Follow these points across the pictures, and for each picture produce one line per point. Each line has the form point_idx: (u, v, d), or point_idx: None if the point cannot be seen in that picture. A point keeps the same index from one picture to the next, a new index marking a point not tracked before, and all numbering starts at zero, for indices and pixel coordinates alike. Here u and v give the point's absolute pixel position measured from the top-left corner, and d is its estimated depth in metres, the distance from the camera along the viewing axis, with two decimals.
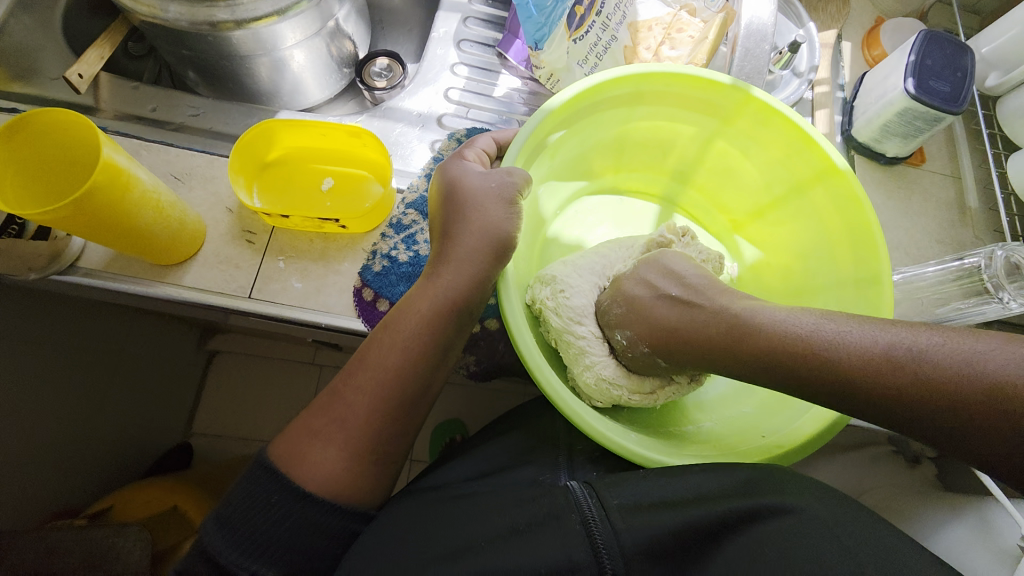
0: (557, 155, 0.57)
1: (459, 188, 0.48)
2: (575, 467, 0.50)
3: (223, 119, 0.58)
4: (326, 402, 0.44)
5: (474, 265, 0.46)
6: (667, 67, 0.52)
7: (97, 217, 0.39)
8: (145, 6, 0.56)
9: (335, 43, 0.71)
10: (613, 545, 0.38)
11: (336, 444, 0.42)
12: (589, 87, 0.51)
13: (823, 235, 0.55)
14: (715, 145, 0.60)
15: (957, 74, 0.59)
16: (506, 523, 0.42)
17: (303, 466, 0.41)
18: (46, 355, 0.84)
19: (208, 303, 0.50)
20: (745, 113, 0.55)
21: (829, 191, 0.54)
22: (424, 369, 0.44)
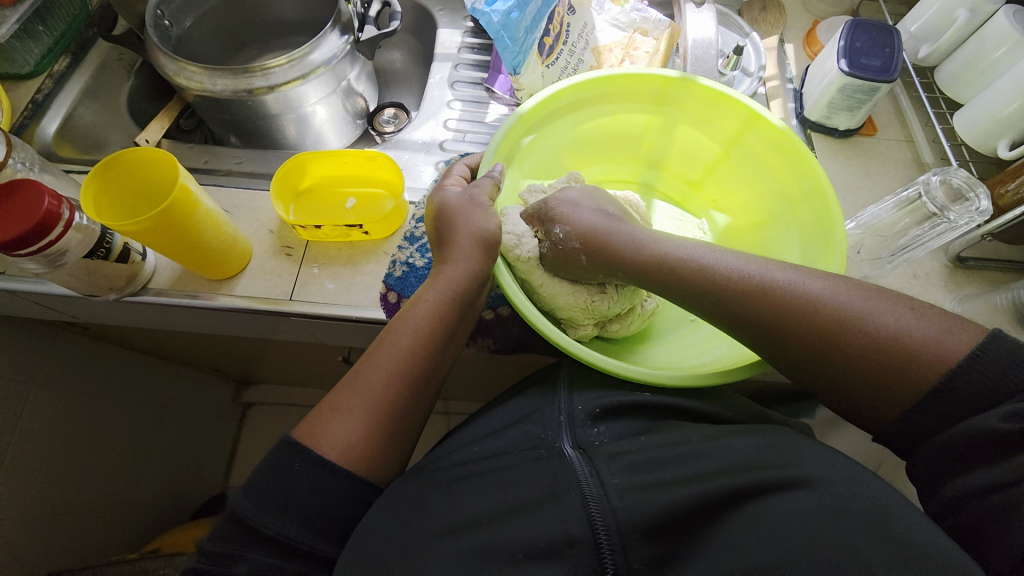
0: (529, 159, 0.68)
1: (448, 206, 0.56)
2: (576, 424, 0.51)
3: (262, 163, 0.70)
4: (346, 382, 0.49)
5: (471, 263, 0.54)
6: (604, 72, 0.64)
7: (171, 230, 0.49)
8: (196, 82, 0.70)
9: (349, 100, 0.84)
10: (610, 521, 0.40)
11: (356, 417, 0.47)
12: (551, 94, 0.63)
13: (773, 173, 0.65)
14: (667, 129, 0.71)
15: (885, 51, 0.68)
16: (508, 500, 0.44)
17: (326, 438, 0.46)
18: (105, 402, 0.92)
19: (255, 308, 0.58)
20: (682, 97, 0.66)
21: (765, 139, 0.64)
22: (432, 356, 0.51)
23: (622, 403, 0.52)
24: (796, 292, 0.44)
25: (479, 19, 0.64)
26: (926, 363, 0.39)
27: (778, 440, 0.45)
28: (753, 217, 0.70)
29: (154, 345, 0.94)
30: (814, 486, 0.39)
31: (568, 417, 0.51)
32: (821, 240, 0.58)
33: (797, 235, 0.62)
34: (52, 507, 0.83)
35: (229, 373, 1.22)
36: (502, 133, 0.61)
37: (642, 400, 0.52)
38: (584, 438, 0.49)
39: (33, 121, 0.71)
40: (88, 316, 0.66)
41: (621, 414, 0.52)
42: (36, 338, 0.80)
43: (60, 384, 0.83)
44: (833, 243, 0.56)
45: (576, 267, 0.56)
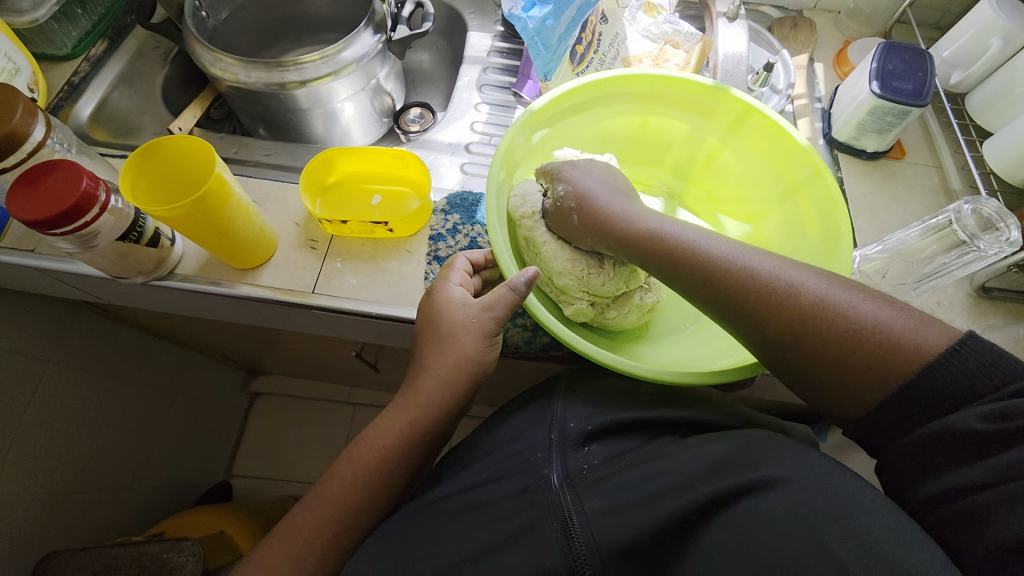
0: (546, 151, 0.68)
1: (440, 317, 0.51)
2: (564, 448, 0.50)
3: (290, 156, 0.71)
4: (292, 516, 0.49)
5: (439, 399, 0.50)
6: (641, 69, 0.64)
7: (202, 218, 0.50)
8: (230, 73, 0.71)
9: (377, 98, 0.85)
10: (590, 549, 0.40)
11: (294, 558, 0.46)
12: (568, 90, 0.63)
13: (780, 178, 0.65)
14: (680, 132, 0.71)
15: (917, 74, 0.67)
16: (495, 531, 0.45)
17: (288, 533, 0.47)
18: (118, 384, 0.93)
19: (278, 299, 0.58)
20: (695, 98, 0.66)
21: (800, 170, 0.63)
22: (386, 486, 0.49)
23: (612, 420, 0.52)
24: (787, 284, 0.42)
25: (515, 25, 0.66)
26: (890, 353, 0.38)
27: (762, 443, 0.43)
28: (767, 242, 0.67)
29: (170, 330, 0.96)
30: (785, 489, 0.38)
31: (557, 437, 0.51)
32: (828, 238, 0.59)
33: (802, 237, 0.63)
34: (61, 485, 0.84)
35: (240, 361, 1.23)
36: (518, 124, 0.61)
37: (630, 416, 0.52)
38: (574, 466, 0.48)
39: (67, 103, 0.72)
40: (112, 297, 0.67)
41: (611, 432, 0.51)
42: (57, 316, 0.81)
43: (76, 363, 0.84)
44: (838, 243, 0.57)
45: (570, 232, 0.58)
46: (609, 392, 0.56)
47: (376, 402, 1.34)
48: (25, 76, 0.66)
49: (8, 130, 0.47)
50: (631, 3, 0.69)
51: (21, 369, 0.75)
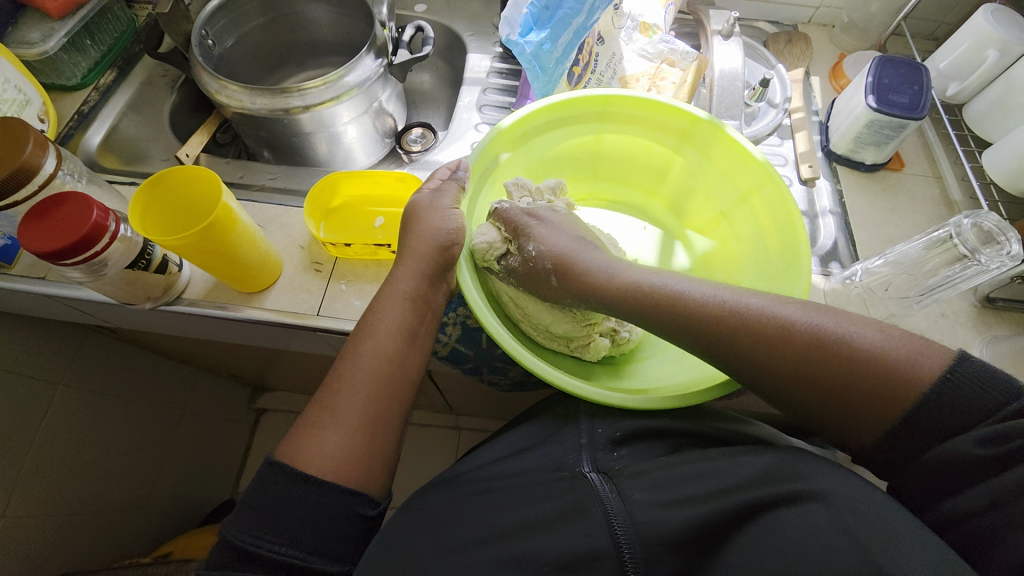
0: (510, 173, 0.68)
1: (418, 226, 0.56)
2: (596, 447, 0.51)
3: (294, 179, 0.72)
4: (319, 401, 0.49)
5: (427, 257, 0.55)
6: (624, 91, 0.64)
7: (210, 246, 0.51)
8: (236, 101, 0.72)
9: (379, 120, 0.86)
10: (633, 536, 0.41)
11: (330, 431, 0.47)
12: (528, 113, 0.64)
13: (737, 186, 0.66)
14: (661, 155, 0.71)
15: (913, 88, 0.68)
16: (533, 513, 0.45)
17: (304, 454, 0.46)
18: (126, 405, 0.94)
19: (283, 322, 0.59)
20: (680, 126, 0.66)
21: (767, 201, 0.62)
22: (401, 361, 0.52)
23: (643, 426, 0.52)
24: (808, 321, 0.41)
25: (512, 50, 0.66)
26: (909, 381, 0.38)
27: (801, 454, 0.43)
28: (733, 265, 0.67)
29: (177, 350, 0.96)
30: (829, 499, 0.38)
31: (589, 440, 0.52)
32: (789, 255, 0.59)
33: (760, 236, 0.64)
34: (70, 507, 0.84)
35: (245, 379, 1.23)
36: (480, 149, 0.62)
37: (666, 425, 0.53)
38: (603, 462, 0.49)
39: (77, 132, 0.74)
40: (120, 321, 0.68)
41: (644, 435, 0.52)
42: (65, 340, 0.82)
43: (85, 386, 0.85)
44: (798, 255, 0.58)
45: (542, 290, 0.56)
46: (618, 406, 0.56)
47: None
48: (35, 107, 0.68)
49: (18, 164, 0.49)
50: (627, 25, 0.69)
51: (30, 394, 0.76)
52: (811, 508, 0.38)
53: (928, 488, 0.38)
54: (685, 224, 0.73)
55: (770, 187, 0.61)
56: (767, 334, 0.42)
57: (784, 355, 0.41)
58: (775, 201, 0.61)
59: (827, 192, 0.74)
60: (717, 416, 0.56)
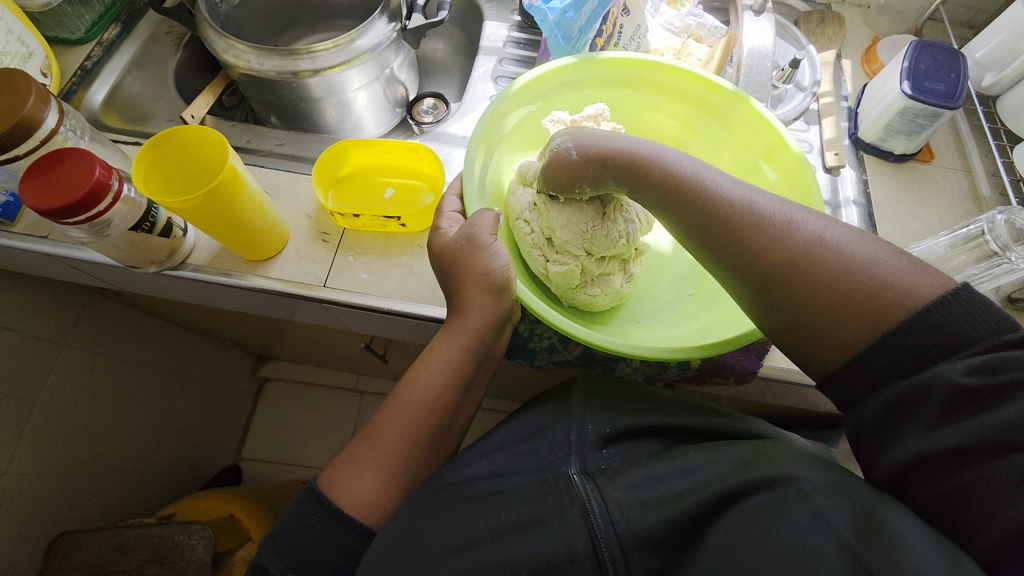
0: (520, 136, 0.66)
1: (462, 260, 0.52)
2: (584, 445, 0.51)
3: (302, 146, 0.70)
4: (363, 437, 0.51)
5: (488, 309, 0.52)
6: (647, 54, 0.62)
7: (215, 209, 0.49)
8: (243, 61, 0.70)
9: (390, 88, 0.83)
10: (611, 535, 0.41)
11: (369, 472, 0.49)
12: (543, 72, 0.62)
13: (680, 104, 0.66)
14: (601, 109, 0.68)
15: (951, 75, 0.65)
16: (512, 517, 0.46)
17: (344, 490, 0.48)
18: (130, 368, 0.94)
19: (288, 292, 0.58)
20: (611, 74, 0.64)
21: (786, 171, 0.59)
22: (450, 406, 0.52)
23: (635, 422, 0.52)
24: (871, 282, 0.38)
25: (534, 17, 0.64)
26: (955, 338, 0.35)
27: (791, 453, 0.43)
28: None
29: (179, 316, 0.96)
30: (798, 484, 0.38)
31: (578, 437, 0.52)
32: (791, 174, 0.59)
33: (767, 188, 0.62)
34: (72, 467, 0.85)
35: (248, 347, 1.24)
36: (496, 108, 0.60)
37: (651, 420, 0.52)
38: (593, 464, 0.49)
39: (81, 88, 0.71)
40: (124, 284, 0.67)
41: (631, 435, 0.51)
42: (69, 300, 0.82)
43: (89, 348, 0.85)
44: None
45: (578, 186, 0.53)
46: (625, 399, 0.56)
47: (380, 391, 1.35)
48: (38, 60, 0.65)
49: (20, 117, 0.47)
50: None
51: (37, 354, 0.76)
52: (793, 497, 0.37)
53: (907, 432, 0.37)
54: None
55: (790, 157, 0.59)
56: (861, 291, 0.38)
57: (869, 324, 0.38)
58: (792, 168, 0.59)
59: (852, 181, 0.71)
60: (725, 414, 0.56)
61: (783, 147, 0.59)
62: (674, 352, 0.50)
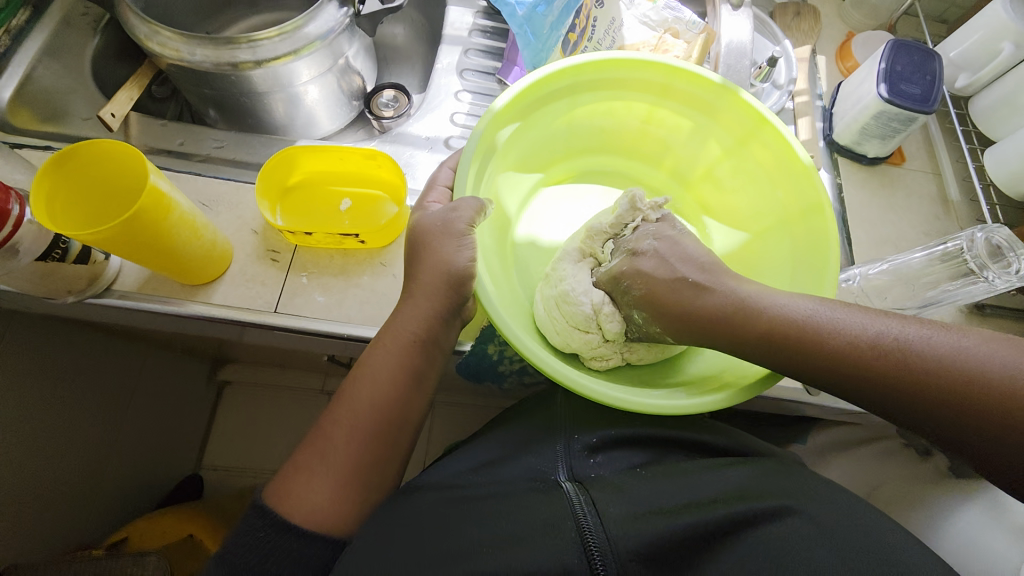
0: (511, 154, 0.60)
1: (422, 239, 0.50)
2: (572, 454, 0.51)
3: (245, 149, 0.63)
4: (311, 439, 0.47)
5: (435, 297, 0.48)
6: (633, 53, 0.56)
7: (140, 237, 0.42)
8: (172, 50, 0.61)
9: (344, 78, 0.76)
10: (608, 552, 0.40)
11: (316, 475, 0.45)
12: (526, 86, 0.55)
13: (684, 107, 0.61)
14: (638, 113, 0.63)
15: (926, 78, 0.64)
16: (501, 525, 0.44)
17: (290, 499, 0.44)
18: (68, 388, 0.86)
19: (235, 319, 0.52)
20: (658, 81, 0.59)
21: (798, 187, 0.57)
22: (401, 402, 0.48)
23: (624, 433, 0.53)
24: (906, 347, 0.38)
25: (502, 10, 0.60)
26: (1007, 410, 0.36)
27: (780, 471, 0.47)
28: (757, 231, 0.62)
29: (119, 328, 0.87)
30: (807, 517, 0.41)
31: (565, 447, 0.52)
32: (809, 216, 0.56)
33: (771, 193, 0.60)
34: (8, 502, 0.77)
35: (202, 354, 1.15)
36: (480, 134, 0.53)
37: (637, 430, 0.53)
38: (580, 471, 0.50)
39: None
40: (41, 309, 0.59)
41: (621, 444, 0.52)
42: None
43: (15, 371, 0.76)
44: (827, 254, 0.53)
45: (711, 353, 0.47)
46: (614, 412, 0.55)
47: None
48: None
49: None
50: None
51: None
52: (789, 524, 0.40)
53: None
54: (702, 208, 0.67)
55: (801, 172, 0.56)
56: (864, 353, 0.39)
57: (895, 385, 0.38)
58: (805, 186, 0.56)
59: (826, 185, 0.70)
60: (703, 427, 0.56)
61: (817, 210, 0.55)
62: (681, 407, 0.47)
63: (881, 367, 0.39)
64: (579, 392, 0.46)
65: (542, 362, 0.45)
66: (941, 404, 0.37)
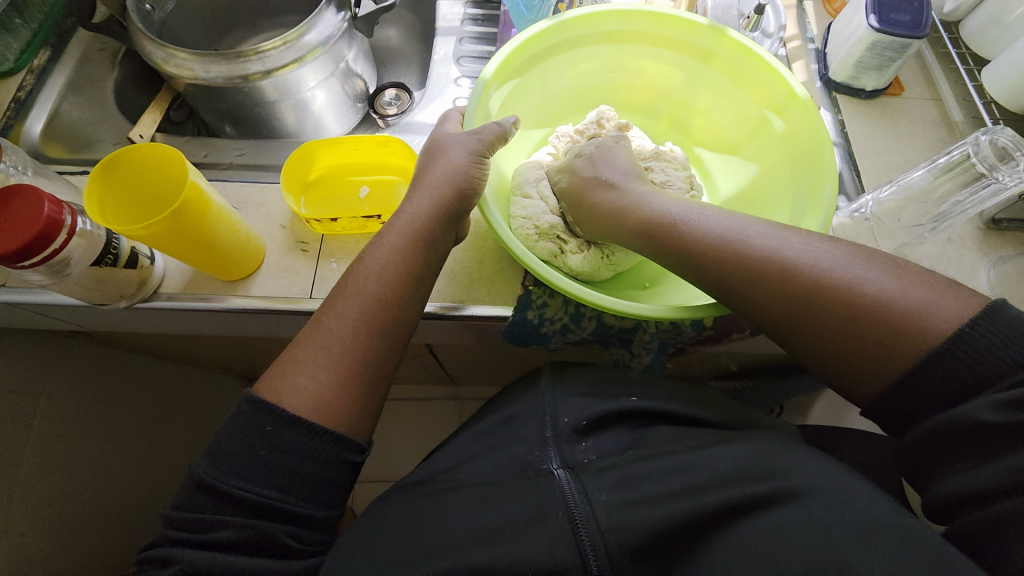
0: (507, 116, 0.62)
1: (438, 144, 0.55)
2: (561, 442, 0.50)
3: (264, 154, 0.66)
4: (310, 336, 0.47)
5: (440, 198, 0.52)
6: (609, 4, 0.58)
7: (183, 231, 0.46)
8: (188, 70, 0.65)
9: (348, 82, 0.80)
10: (599, 545, 0.39)
11: (322, 368, 0.45)
12: (513, 49, 0.57)
13: (670, 53, 0.62)
14: (627, 65, 0.65)
15: (914, 4, 0.64)
16: (495, 517, 0.43)
17: (290, 391, 0.44)
18: (119, 409, 0.90)
19: (274, 308, 0.55)
20: (640, 29, 0.61)
21: (788, 113, 0.57)
22: (402, 304, 0.49)
23: (608, 413, 0.51)
24: (753, 244, 0.45)
25: None
26: (870, 315, 0.39)
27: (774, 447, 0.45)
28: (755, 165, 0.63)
29: (159, 347, 0.91)
30: (796, 495, 0.38)
31: (554, 435, 0.50)
32: (804, 139, 0.56)
33: (761, 123, 0.61)
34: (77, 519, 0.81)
35: (238, 369, 1.20)
36: (476, 98, 0.55)
37: (624, 407, 0.52)
38: (571, 458, 0.48)
39: (17, 122, 0.64)
40: (95, 324, 0.62)
41: (606, 424, 0.51)
42: (41, 347, 0.77)
43: (71, 393, 0.81)
44: (824, 171, 0.53)
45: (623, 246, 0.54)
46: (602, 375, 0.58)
47: None
48: None
49: None
50: None
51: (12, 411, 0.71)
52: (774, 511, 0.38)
53: (926, 461, 0.38)
54: (690, 139, 0.70)
55: (792, 99, 0.56)
56: (732, 256, 0.45)
57: (765, 284, 0.43)
58: (797, 113, 0.56)
59: (829, 122, 0.71)
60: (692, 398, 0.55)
61: (794, 100, 0.56)
62: (683, 310, 0.50)
63: (756, 267, 0.44)
64: (580, 296, 0.49)
65: (540, 270, 0.49)
66: (804, 298, 0.42)
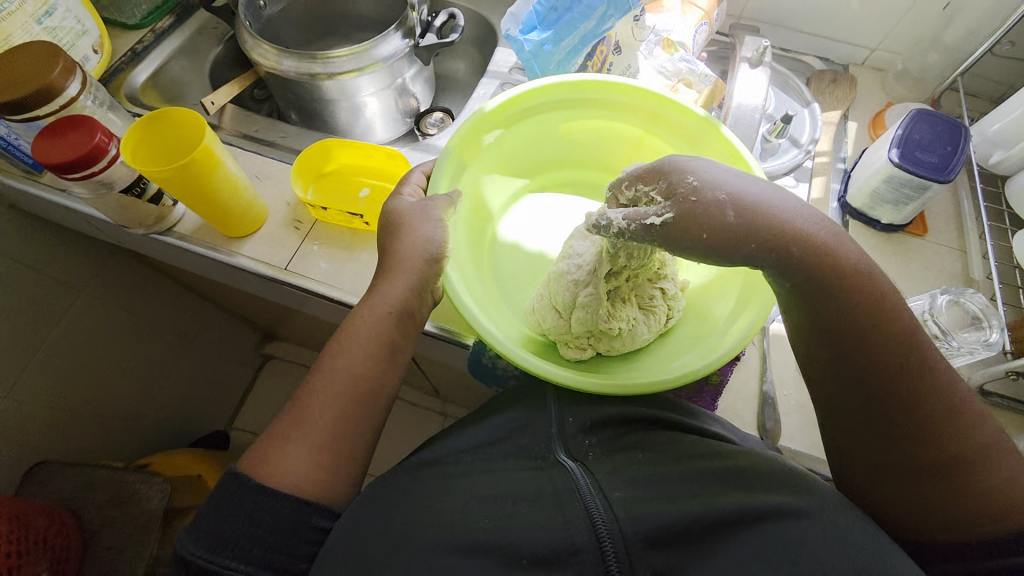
0: (494, 154, 0.67)
1: (399, 212, 0.56)
2: (566, 435, 0.51)
3: (302, 140, 0.76)
4: (290, 413, 0.48)
5: (413, 276, 0.53)
6: (611, 77, 0.63)
7: (189, 182, 0.54)
8: (268, 60, 0.77)
9: (401, 98, 0.89)
10: (617, 535, 0.39)
11: (299, 443, 0.46)
12: (512, 95, 0.63)
13: (664, 130, 0.65)
14: (624, 135, 0.68)
15: (947, 148, 0.62)
16: (508, 506, 0.45)
17: (272, 467, 0.44)
18: (139, 322, 1.03)
19: (254, 269, 0.63)
20: (644, 106, 0.64)
21: None
22: (378, 372, 0.50)
23: (612, 416, 0.53)
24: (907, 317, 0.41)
25: (511, 46, 0.67)
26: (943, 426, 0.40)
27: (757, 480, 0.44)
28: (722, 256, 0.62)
29: (188, 280, 1.04)
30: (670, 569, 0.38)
31: (559, 430, 0.52)
32: None
33: None
34: (73, 404, 0.93)
35: (252, 322, 1.31)
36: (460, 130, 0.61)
37: (617, 412, 0.53)
38: (577, 450, 0.49)
39: (127, 66, 0.79)
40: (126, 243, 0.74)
41: (613, 425, 0.52)
42: (95, 251, 0.91)
43: (104, 296, 0.94)
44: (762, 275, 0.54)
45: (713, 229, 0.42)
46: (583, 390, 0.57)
47: None
48: (92, 38, 0.73)
49: (44, 84, 0.53)
50: (649, 39, 0.70)
51: (51, 295, 0.84)
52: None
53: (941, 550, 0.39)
54: None
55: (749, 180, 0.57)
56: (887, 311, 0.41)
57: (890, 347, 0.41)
58: None
59: None
60: (685, 412, 0.55)
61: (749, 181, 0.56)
62: (671, 378, 0.49)
63: (886, 324, 0.41)
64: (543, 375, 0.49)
65: (505, 349, 0.50)
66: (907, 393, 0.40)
